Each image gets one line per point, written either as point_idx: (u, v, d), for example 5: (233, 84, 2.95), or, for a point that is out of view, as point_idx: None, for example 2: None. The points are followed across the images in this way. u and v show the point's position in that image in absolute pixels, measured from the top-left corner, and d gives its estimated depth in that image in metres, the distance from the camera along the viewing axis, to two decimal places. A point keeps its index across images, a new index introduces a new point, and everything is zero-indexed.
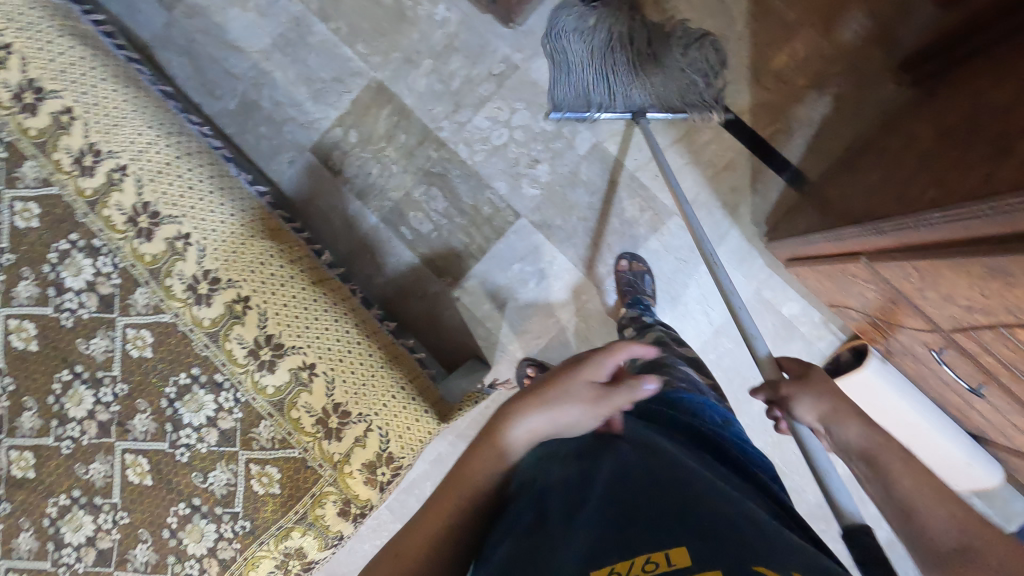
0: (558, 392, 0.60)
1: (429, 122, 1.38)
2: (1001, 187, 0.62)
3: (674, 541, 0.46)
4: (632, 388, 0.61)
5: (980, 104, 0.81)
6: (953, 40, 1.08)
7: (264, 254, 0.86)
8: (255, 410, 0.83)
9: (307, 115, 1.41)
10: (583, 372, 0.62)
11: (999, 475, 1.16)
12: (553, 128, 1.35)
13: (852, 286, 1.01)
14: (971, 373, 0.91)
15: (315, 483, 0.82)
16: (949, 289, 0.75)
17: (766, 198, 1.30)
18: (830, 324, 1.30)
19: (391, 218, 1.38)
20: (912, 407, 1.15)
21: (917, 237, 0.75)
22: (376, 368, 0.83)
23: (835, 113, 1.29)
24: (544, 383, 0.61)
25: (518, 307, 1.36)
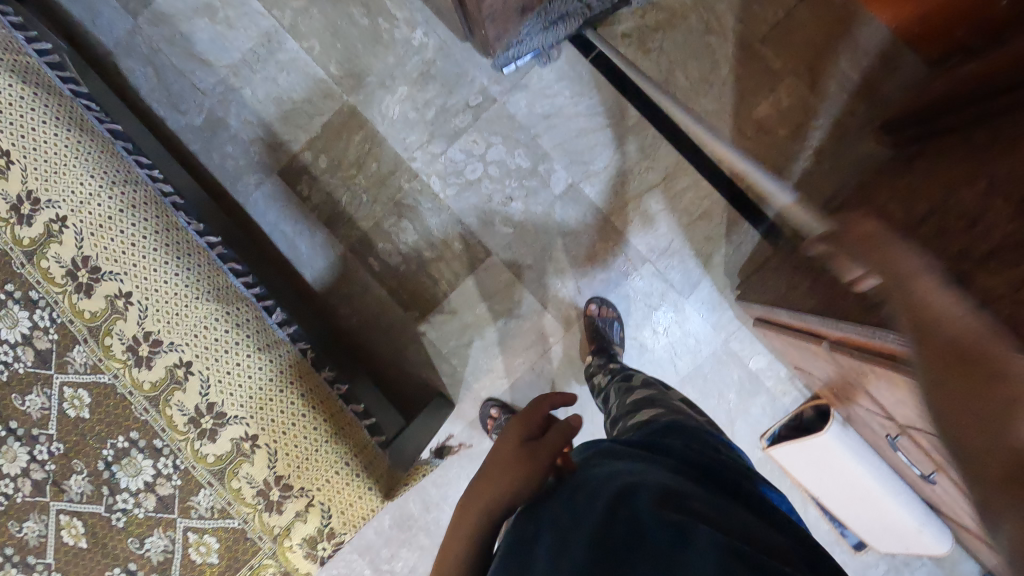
0: (503, 462, 0.62)
1: (402, 151, 1.34)
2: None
3: None
4: (559, 436, 0.64)
5: (950, 201, 0.79)
6: (936, 107, 1.05)
7: (208, 316, 0.83)
8: (195, 478, 0.81)
9: (275, 136, 1.36)
10: (511, 437, 0.64)
11: (948, 544, 1.16)
12: (528, 165, 1.31)
13: (814, 359, 1.00)
14: (922, 460, 0.91)
15: (254, 555, 0.81)
16: (902, 396, 0.74)
17: (740, 249, 1.29)
18: (795, 380, 1.29)
19: (359, 248, 1.35)
20: (867, 471, 1.17)
21: (874, 344, 0.73)
22: (320, 443, 0.82)
23: (815, 167, 1.26)
24: (488, 459, 0.64)
25: (484, 345, 1.34)
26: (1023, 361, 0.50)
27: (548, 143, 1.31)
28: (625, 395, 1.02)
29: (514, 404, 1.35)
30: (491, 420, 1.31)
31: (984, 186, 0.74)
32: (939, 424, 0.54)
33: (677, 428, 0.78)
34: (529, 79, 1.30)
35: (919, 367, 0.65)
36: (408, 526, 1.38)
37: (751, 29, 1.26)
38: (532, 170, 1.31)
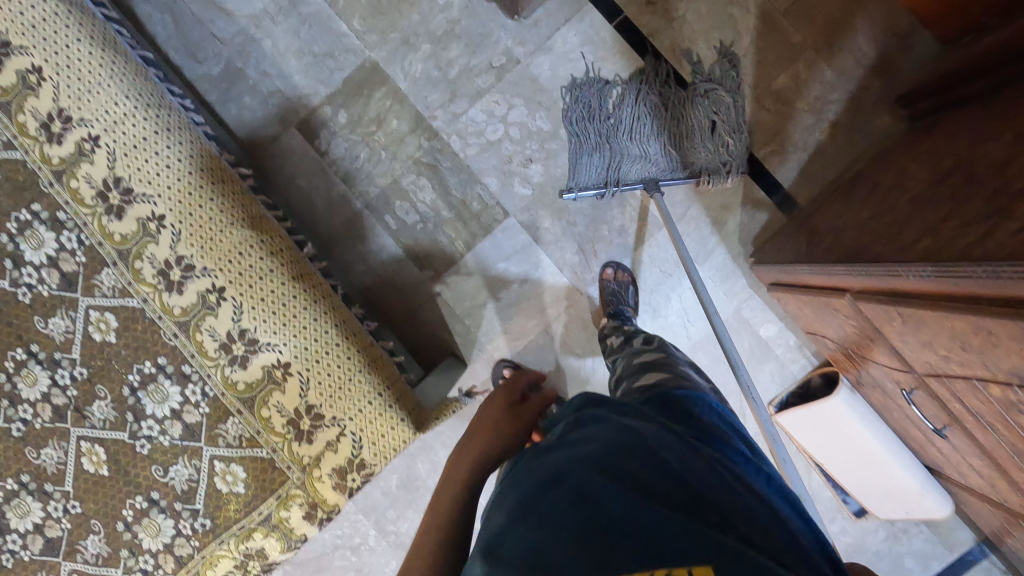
0: (492, 417, 0.75)
1: (423, 109, 1.33)
2: (994, 256, 0.62)
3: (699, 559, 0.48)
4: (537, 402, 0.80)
5: (977, 154, 0.82)
6: (953, 79, 1.08)
7: (243, 243, 0.81)
8: (224, 406, 0.80)
9: (294, 89, 1.35)
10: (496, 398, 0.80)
11: (948, 506, 1.20)
12: (549, 128, 1.32)
13: (832, 317, 1.02)
14: (936, 414, 0.94)
15: (282, 484, 0.80)
16: (930, 338, 0.76)
17: (754, 218, 1.31)
18: (804, 348, 1.31)
19: (377, 206, 1.35)
20: (872, 435, 1.19)
21: (906, 284, 0.75)
22: (353, 374, 0.80)
23: (830, 140, 1.29)
24: (477, 419, 0.76)
25: (499, 307, 1.34)
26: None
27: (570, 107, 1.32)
28: (633, 356, 1.03)
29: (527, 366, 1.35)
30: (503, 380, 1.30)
31: (1016, 134, 0.76)
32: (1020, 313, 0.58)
33: (669, 401, 0.77)
34: (554, 43, 1.31)
35: (954, 301, 0.67)
36: (415, 487, 1.38)
37: (773, 3, 1.28)
38: (553, 133, 1.32)
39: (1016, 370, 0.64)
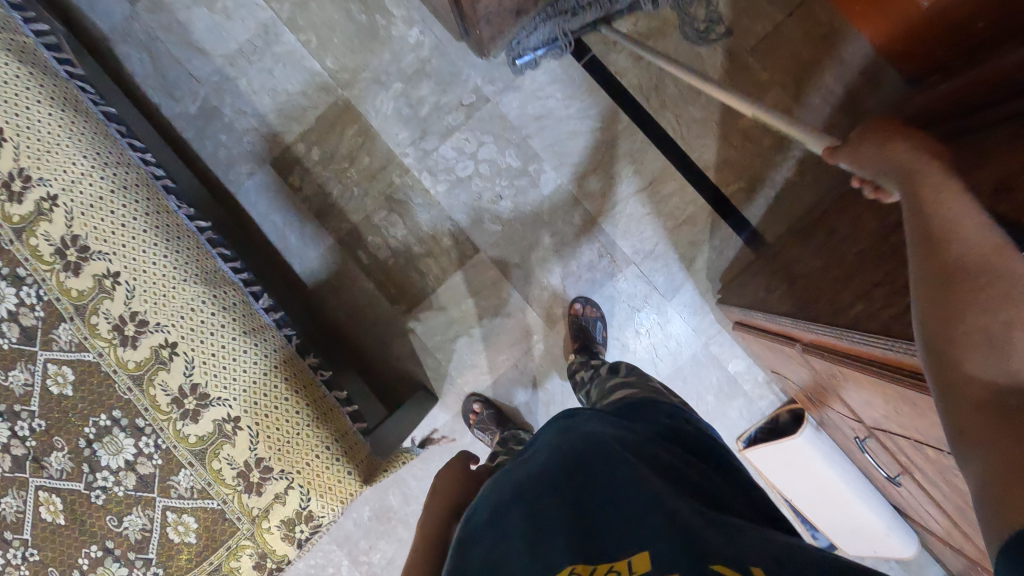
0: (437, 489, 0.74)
1: (394, 146, 1.35)
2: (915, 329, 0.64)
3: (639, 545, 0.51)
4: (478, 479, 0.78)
5: None
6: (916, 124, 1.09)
7: (196, 299, 0.84)
8: (175, 458, 0.82)
9: (268, 127, 1.37)
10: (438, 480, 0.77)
11: (914, 547, 1.19)
12: (519, 165, 1.33)
13: (789, 363, 1.03)
14: (889, 462, 0.94)
15: (232, 535, 0.81)
16: (869, 398, 0.77)
17: (722, 255, 1.31)
18: (772, 385, 1.31)
19: (349, 240, 1.36)
20: (837, 475, 1.19)
21: (844, 346, 0.76)
22: (302, 427, 0.83)
23: (797, 178, 1.29)
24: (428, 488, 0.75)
25: (469, 341, 1.36)
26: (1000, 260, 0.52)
27: (538, 144, 1.33)
28: (604, 381, 1.06)
29: (497, 399, 1.37)
30: (473, 415, 1.33)
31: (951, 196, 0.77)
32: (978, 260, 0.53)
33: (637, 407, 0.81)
34: (522, 81, 1.32)
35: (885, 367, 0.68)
36: (387, 519, 1.39)
37: (740, 41, 1.29)
38: (522, 170, 1.33)
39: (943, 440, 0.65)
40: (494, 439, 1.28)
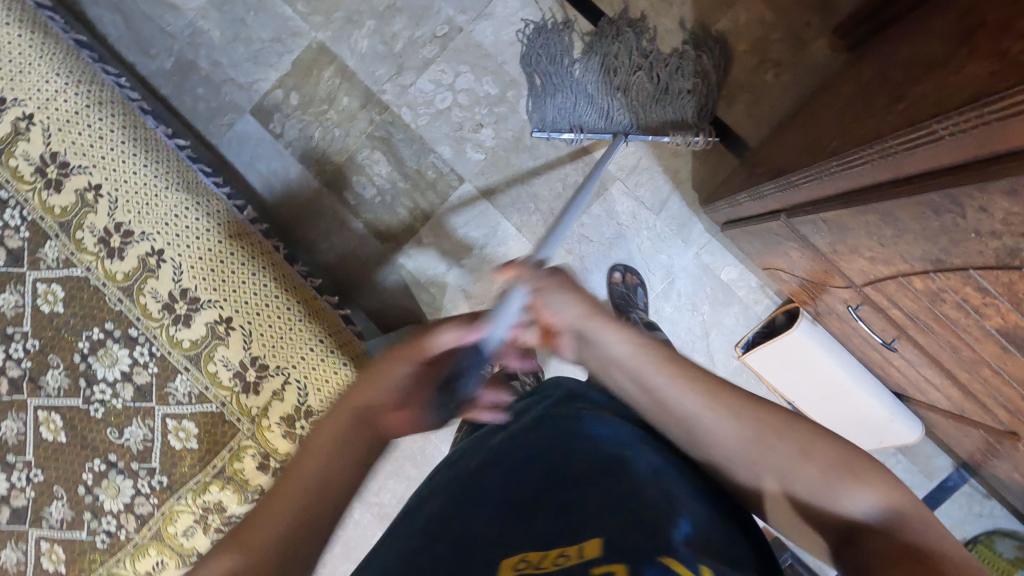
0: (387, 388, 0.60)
1: (372, 84, 1.35)
2: (890, 130, 0.63)
3: (590, 535, 0.46)
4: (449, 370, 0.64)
5: (889, 62, 0.83)
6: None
7: (179, 206, 0.83)
8: (171, 364, 0.82)
9: (246, 77, 1.37)
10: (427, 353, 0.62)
11: (918, 431, 1.18)
12: (497, 92, 1.34)
13: (777, 246, 1.03)
14: (883, 328, 0.94)
15: (233, 437, 0.82)
16: (854, 242, 0.77)
17: (707, 163, 1.31)
18: (767, 289, 1.31)
19: (334, 182, 1.37)
20: (837, 365, 1.19)
21: (824, 189, 0.77)
22: (294, 323, 0.83)
23: (775, 79, 1.28)
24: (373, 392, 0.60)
25: (461, 273, 1.36)
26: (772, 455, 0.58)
27: (514, 69, 1.33)
28: None
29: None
30: None
31: (918, 36, 0.78)
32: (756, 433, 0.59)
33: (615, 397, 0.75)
34: (493, 8, 1.32)
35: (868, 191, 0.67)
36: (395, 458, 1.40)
37: None
38: (500, 97, 1.34)
39: (927, 254, 0.65)
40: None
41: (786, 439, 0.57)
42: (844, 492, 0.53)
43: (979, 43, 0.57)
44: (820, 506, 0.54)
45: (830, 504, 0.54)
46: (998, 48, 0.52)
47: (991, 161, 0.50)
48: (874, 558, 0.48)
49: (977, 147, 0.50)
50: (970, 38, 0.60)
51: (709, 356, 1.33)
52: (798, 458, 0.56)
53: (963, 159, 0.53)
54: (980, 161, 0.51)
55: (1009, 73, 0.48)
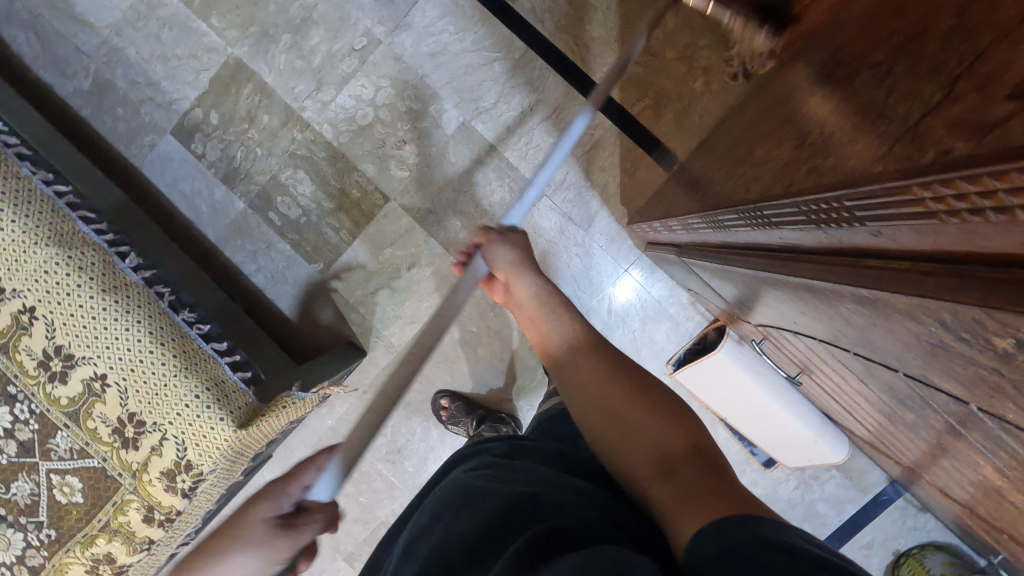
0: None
1: (292, 101, 1.32)
2: (750, 196, 0.61)
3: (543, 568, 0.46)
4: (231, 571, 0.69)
5: (776, 95, 0.79)
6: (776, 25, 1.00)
7: (49, 261, 0.82)
8: (51, 421, 0.82)
9: (164, 96, 1.33)
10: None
11: (844, 451, 1.18)
12: (419, 106, 1.30)
13: (689, 276, 1.03)
14: (788, 362, 0.92)
15: (116, 491, 0.82)
16: (738, 290, 0.76)
17: (635, 176, 1.27)
18: (697, 305, 1.28)
19: (259, 203, 1.34)
20: (763, 387, 1.17)
21: (706, 238, 0.76)
22: (169, 378, 0.82)
23: (704, 88, 1.23)
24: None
25: (390, 292, 1.34)
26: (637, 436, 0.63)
27: (436, 82, 1.29)
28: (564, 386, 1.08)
29: (470, 393, 1.37)
30: (443, 412, 1.34)
31: (798, 73, 0.75)
32: (610, 415, 0.67)
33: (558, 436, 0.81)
34: (412, 18, 1.27)
35: (734, 252, 0.68)
36: None
37: None
38: (423, 111, 1.30)
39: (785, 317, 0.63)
40: (467, 429, 1.30)
41: (609, 400, 0.69)
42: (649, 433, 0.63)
43: (806, 115, 0.58)
44: (634, 449, 0.63)
45: (642, 443, 0.62)
46: (814, 132, 0.53)
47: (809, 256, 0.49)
48: (683, 470, 0.57)
49: (790, 242, 0.51)
50: (810, 101, 0.60)
51: None
52: (620, 412, 0.67)
53: (785, 247, 0.54)
54: (794, 253, 0.52)
55: (820, 168, 0.48)
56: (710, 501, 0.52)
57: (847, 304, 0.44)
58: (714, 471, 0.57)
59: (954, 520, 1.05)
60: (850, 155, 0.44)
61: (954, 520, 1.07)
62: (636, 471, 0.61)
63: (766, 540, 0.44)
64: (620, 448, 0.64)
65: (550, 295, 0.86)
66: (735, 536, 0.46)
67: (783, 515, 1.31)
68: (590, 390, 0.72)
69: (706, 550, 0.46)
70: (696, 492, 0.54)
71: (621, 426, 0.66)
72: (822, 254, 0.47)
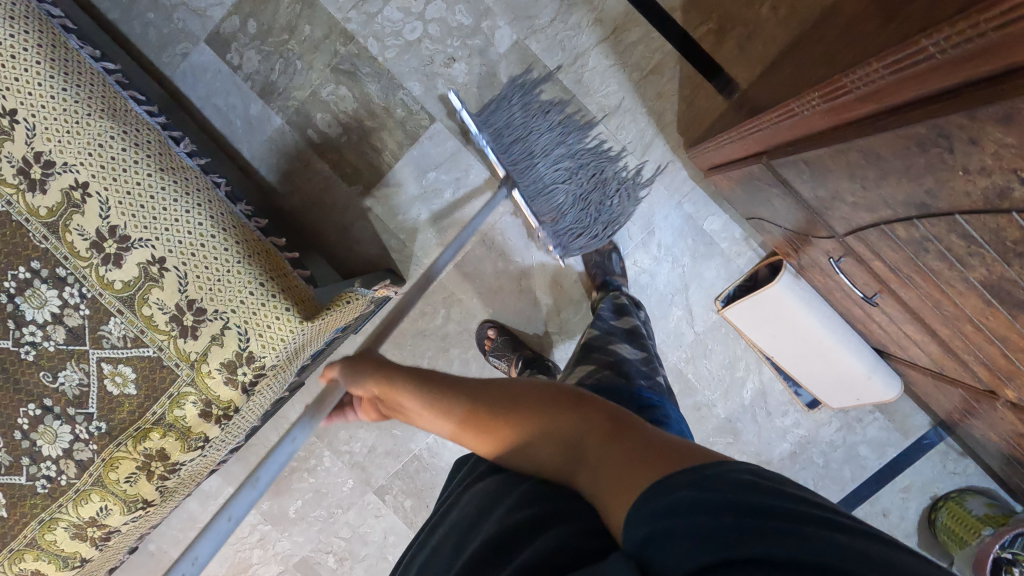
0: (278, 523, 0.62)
1: (335, 12, 1.25)
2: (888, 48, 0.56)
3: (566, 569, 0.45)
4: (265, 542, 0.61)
5: None
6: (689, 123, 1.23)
7: (103, 134, 0.77)
8: (103, 306, 0.77)
9: (198, 0, 1.26)
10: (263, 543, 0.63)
11: (897, 389, 1.16)
12: (470, 23, 1.24)
13: (761, 195, 0.97)
14: (866, 282, 0.89)
15: (172, 383, 0.78)
16: (837, 187, 0.71)
17: (693, 104, 1.23)
18: (749, 241, 1.26)
19: (298, 120, 1.28)
20: (819, 320, 1.14)
21: (801, 123, 0.71)
22: (231, 264, 0.78)
23: (771, 12, 1.19)
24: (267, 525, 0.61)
25: (432, 219, 1.30)
26: (529, 451, 0.60)
27: None
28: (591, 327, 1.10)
29: (511, 326, 1.34)
30: (488, 342, 1.30)
31: None
32: (500, 443, 0.62)
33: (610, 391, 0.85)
34: None
35: (847, 128, 0.62)
36: None
37: None
38: (474, 28, 1.24)
39: (911, 200, 0.60)
40: (510, 364, 1.27)
41: (476, 423, 0.63)
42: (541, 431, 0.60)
43: None
44: (540, 461, 0.60)
45: (538, 448, 0.59)
46: None
47: None
48: (587, 458, 0.56)
49: (979, 67, 0.44)
50: None
51: (686, 310, 1.29)
52: (499, 430, 0.62)
53: (951, 84, 0.47)
54: (970, 87, 0.46)
55: None
56: (630, 480, 0.51)
57: None
58: (616, 439, 0.56)
59: (1007, 455, 1.05)
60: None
61: (1008, 455, 1.06)
62: (557, 479, 0.59)
63: (693, 496, 0.45)
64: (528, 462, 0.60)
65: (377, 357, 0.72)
66: (669, 501, 0.46)
67: (823, 457, 1.31)
68: (454, 424, 0.65)
69: (640, 532, 0.46)
70: (612, 476, 0.53)
71: (511, 445, 0.61)
72: None
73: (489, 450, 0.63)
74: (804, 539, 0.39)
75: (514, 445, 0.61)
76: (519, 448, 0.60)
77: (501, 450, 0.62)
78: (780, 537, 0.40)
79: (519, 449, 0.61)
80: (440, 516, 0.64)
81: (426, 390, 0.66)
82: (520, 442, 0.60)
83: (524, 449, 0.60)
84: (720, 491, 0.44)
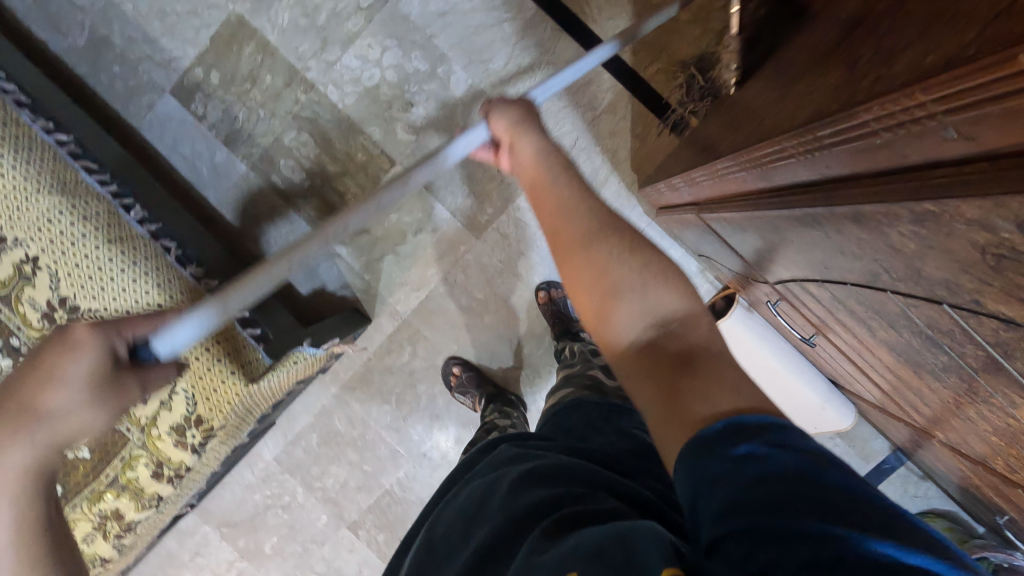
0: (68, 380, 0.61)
1: (295, 61, 1.28)
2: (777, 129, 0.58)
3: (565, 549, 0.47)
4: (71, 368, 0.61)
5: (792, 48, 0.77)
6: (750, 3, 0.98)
7: (51, 210, 0.79)
8: None
9: (162, 53, 1.29)
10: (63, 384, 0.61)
11: (850, 417, 1.18)
12: (426, 68, 1.26)
13: (702, 238, 0.99)
14: (802, 324, 0.91)
15: (124, 446, 0.82)
16: (755, 245, 0.74)
17: (646, 141, 1.25)
18: (707, 274, 1.29)
19: (262, 166, 1.31)
20: (773, 352, 1.16)
21: (717, 186, 0.73)
22: None
23: None
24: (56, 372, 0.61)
25: (396, 258, 1.33)
26: (621, 299, 0.61)
27: (445, 43, 1.25)
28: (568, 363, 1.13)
29: (476, 361, 1.36)
30: (454, 378, 1.33)
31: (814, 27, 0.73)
32: (597, 259, 0.64)
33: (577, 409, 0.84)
34: None
35: (749, 195, 0.65)
36: (336, 443, 1.39)
37: None
38: (430, 73, 1.27)
39: (812, 264, 0.62)
40: (474, 400, 1.30)
41: (583, 244, 0.66)
42: (644, 304, 0.60)
43: (847, 51, 0.55)
44: (620, 314, 0.60)
45: (620, 304, 0.60)
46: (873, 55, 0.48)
47: (878, 180, 0.43)
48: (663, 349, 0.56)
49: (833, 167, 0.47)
50: (848, 39, 0.57)
51: None
52: (600, 260, 0.64)
53: (819, 176, 0.50)
54: (832, 180, 0.49)
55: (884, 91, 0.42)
56: (695, 387, 0.50)
57: (893, 232, 0.43)
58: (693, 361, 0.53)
59: (958, 484, 1.07)
60: (917, 61, 0.40)
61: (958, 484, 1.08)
62: (618, 344, 0.60)
63: (768, 452, 0.41)
64: (601, 307, 0.62)
65: (557, 150, 0.79)
66: (739, 450, 0.42)
67: None
68: (561, 235, 0.69)
69: (705, 471, 0.42)
70: (665, 379, 0.53)
71: (605, 277, 0.63)
72: (888, 172, 0.42)
73: (585, 273, 0.64)
74: (825, 540, 0.34)
75: (609, 283, 0.62)
76: (606, 278, 0.62)
77: (592, 277, 0.63)
78: (867, 529, 0.36)
79: (610, 289, 0.62)
80: (447, 506, 0.68)
81: (573, 199, 0.71)
82: (612, 283, 0.62)
83: (616, 283, 0.62)
84: (794, 469, 0.39)
